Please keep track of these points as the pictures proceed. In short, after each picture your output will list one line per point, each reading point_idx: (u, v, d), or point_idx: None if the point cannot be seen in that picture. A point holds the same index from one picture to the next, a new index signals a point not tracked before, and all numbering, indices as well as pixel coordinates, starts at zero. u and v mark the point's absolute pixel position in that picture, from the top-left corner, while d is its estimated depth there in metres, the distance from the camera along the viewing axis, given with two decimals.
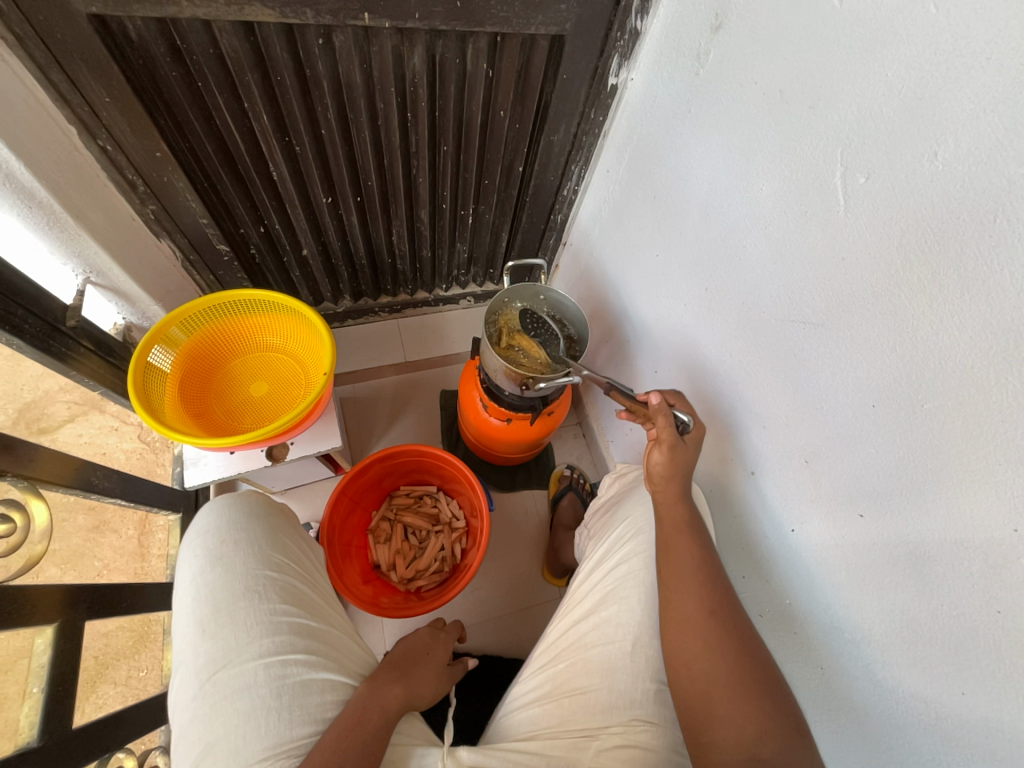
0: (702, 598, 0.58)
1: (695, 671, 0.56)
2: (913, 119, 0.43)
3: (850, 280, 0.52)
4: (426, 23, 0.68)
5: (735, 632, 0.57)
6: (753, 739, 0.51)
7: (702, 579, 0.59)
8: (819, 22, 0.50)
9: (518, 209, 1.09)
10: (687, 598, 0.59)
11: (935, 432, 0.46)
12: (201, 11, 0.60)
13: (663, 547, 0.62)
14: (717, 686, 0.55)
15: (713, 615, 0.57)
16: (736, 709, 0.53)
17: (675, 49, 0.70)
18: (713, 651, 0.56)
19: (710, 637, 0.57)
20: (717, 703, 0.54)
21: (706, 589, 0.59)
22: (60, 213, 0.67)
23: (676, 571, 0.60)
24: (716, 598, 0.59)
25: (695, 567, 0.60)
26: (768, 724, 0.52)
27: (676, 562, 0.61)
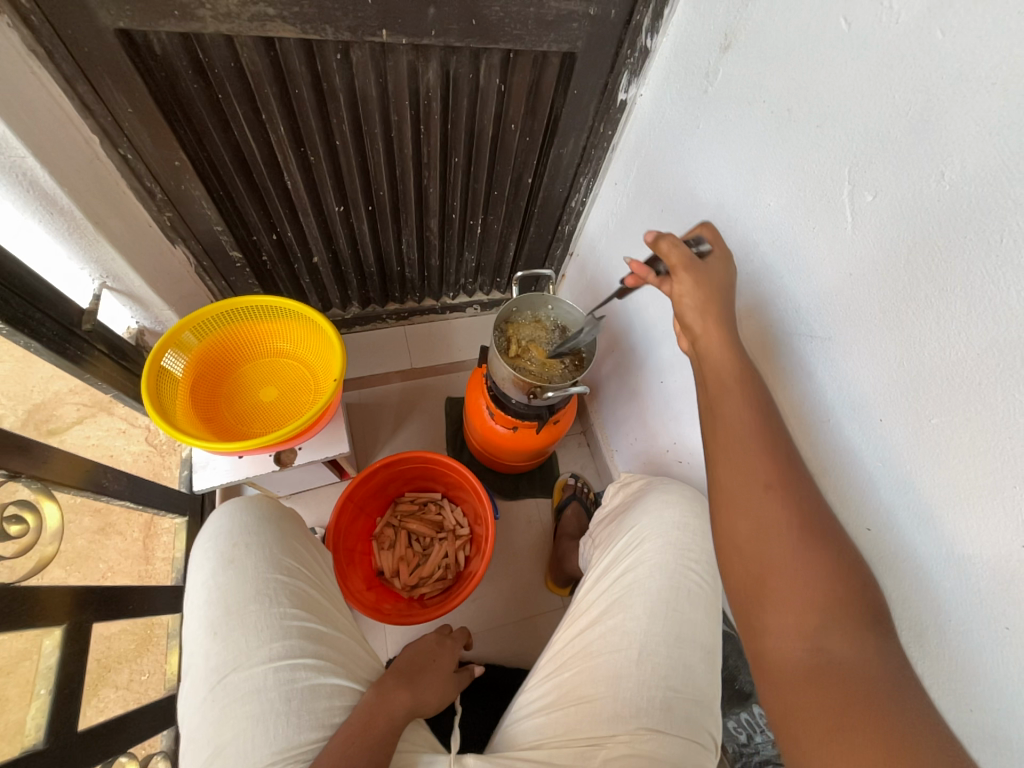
0: (757, 467, 0.55)
1: (750, 556, 0.54)
2: (920, 140, 0.44)
3: (858, 295, 0.53)
4: (442, 40, 0.70)
5: (801, 508, 0.53)
6: (813, 632, 0.49)
7: (757, 453, 0.55)
8: (827, 44, 0.51)
9: (526, 219, 1.10)
10: (738, 474, 0.56)
11: (943, 447, 0.47)
12: (225, 26, 0.62)
13: (712, 418, 0.59)
14: (773, 570, 0.52)
15: (769, 488, 0.54)
16: (797, 591, 0.50)
17: (684, 67, 0.72)
18: (768, 531, 0.53)
19: (764, 514, 0.53)
20: (774, 588, 0.51)
21: (765, 461, 0.55)
22: (80, 220, 0.69)
23: (729, 449, 0.57)
24: (774, 471, 0.54)
25: (750, 440, 0.56)
26: (832, 613, 0.48)
27: (729, 435, 0.57)
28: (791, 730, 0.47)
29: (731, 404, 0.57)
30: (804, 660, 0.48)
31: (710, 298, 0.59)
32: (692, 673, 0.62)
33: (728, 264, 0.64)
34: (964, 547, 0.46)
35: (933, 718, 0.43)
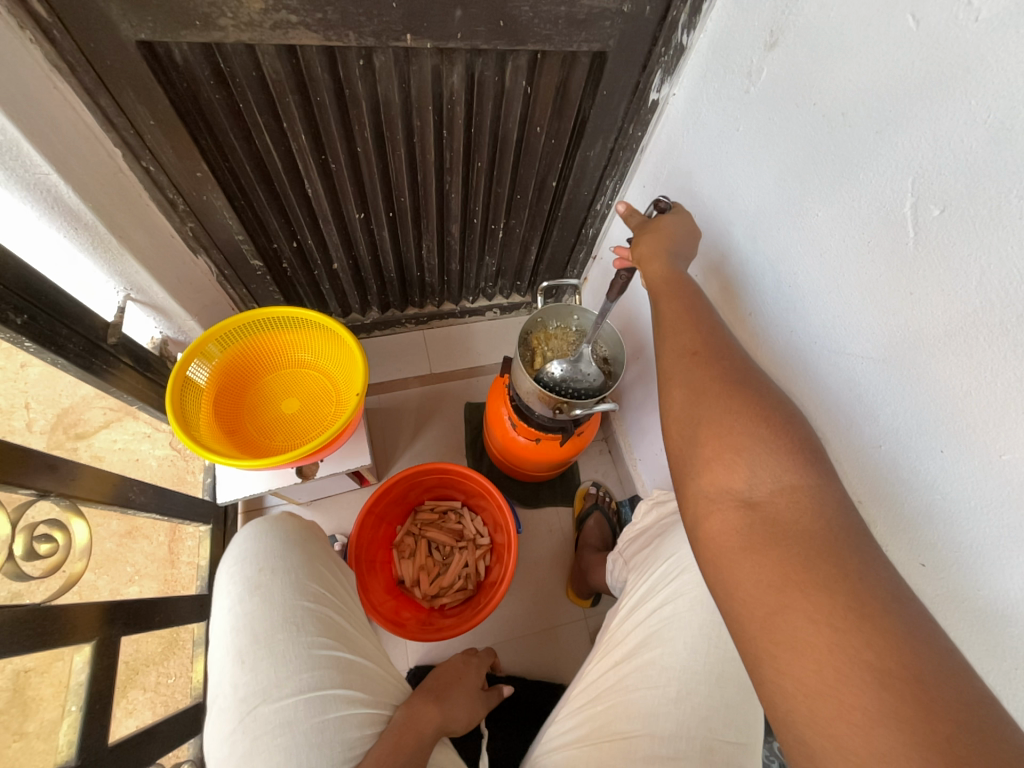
0: (686, 341, 0.59)
1: (682, 421, 0.55)
2: (1000, 151, 0.40)
3: (920, 316, 0.49)
4: (468, 43, 0.67)
5: (729, 369, 0.55)
6: (744, 482, 0.47)
7: (689, 332, 0.60)
8: (891, 42, 0.47)
9: (549, 222, 1.07)
10: (672, 349, 0.60)
11: (1015, 486, 0.43)
12: (247, 34, 0.60)
13: (654, 314, 0.65)
14: (703, 427, 0.52)
15: (696, 355, 0.57)
16: (726, 439, 0.50)
17: (723, 64, 0.68)
18: (696, 391, 0.55)
19: (693, 375, 0.56)
20: (703, 443, 0.51)
21: (695, 335, 0.59)
22: (104, 234, 0.68)
23: (664, 334, 0.62)
24: (701, 341, 0.58)
25: (683, 324, 0.61)
26: (758, 453, 0.47)
27: (665, 322, 0.63)
28: (729, 580, 0.45)
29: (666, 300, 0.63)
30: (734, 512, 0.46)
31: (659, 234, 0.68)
32: (733, 712, 0.60)
33: (686, 215, 0.70)
34: None
35: (875, 558, 0.41)
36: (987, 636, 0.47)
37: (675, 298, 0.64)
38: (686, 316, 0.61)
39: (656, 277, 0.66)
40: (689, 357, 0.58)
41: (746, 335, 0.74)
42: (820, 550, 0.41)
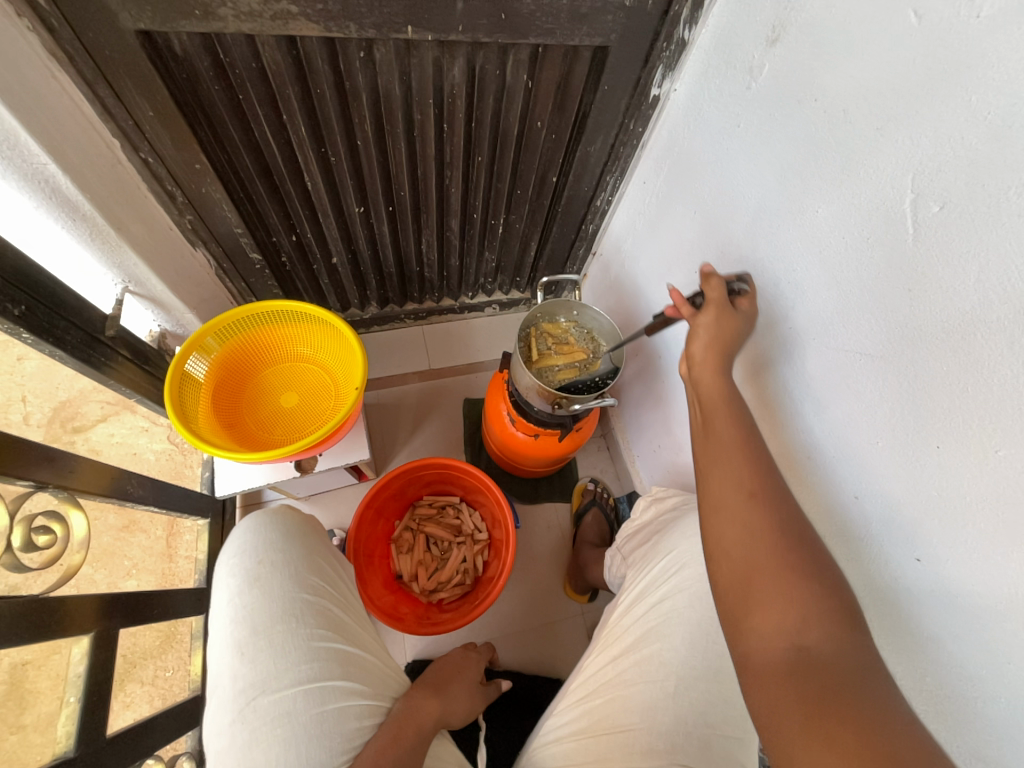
0: (742, 474, 0.57)
1: (735, 555, 0.54)
2: (1000, 149, 0.40)
3: (918, 314, 0.49)
4: (469, 35, 0.67)
5: (783, 514, 0.55)
6: (795, 626, 0.49)
7: (742, 463, 0.58)
8: (892, 39, 0.47)
9: (549, 218, 1.07)
10: (727, 479, 0.58)
11: (1010, 483, 0.43)
12: (247, 25, 0.60)
13: (704, 428, 0.62)
14: (758, 572, 0.53)
15: (754, 496, 0.56)
16: (780, 596, 0.51)
17: (724, 60, 0.68)
18: (752, 536, 0.54)
19: (749, 520, 0.55)
20: (756, 591, 0.52)
21: (750, 470, 0.58)
22: (102, 226, 0.68)
23: (716, 458, 0.59)
24: (757, 478, 0.57)
25: (736, 450, 0.59)
26: (810, 602, 0.50)
27: (717, 444, 0.60)
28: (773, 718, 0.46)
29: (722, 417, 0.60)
30: (787, 658, 0.48)
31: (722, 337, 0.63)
32: (731, 707, 0.61)
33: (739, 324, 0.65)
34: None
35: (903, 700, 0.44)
36: (981, 631, 0.47)
37: (727, 411, 0.61)
38: (738, 435, 0.59)
39: (710, 389, 0.63)
40: (743, 493, 0.57)
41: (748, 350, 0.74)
42: (862, 697, 0.44)
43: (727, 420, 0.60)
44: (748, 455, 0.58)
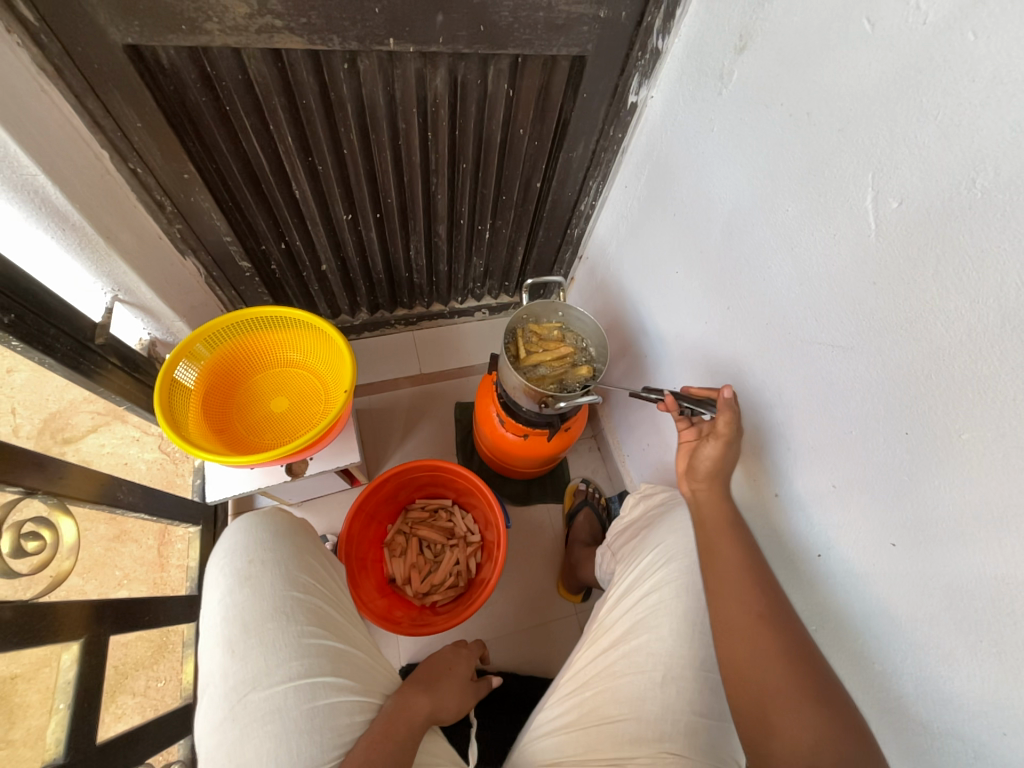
0: (748, 598, 0.59)
1: (746, 677, 0.55)
2: (950, 146, 0.43)
3: (882, 305, 0.51)
4: (450, 47, 0.69)
5: (789, 635, 0.56)
6: (810, 748, 0.49)
7: (745, 584, 0.60)
8: (848, 45, 0.50)
9: (535, 223, 1.09)
10: (732, 603, 0.59)
11: (973, 464, 0.45)
12: (232, 38, 0.62)
13: (706, 547, 0.64)
14: (771, 695, 0.53)
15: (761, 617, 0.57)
16: (794, 719, 0.51)
17: (697, 68, 0.70)
18: (761, 658, 0.55)
19: (757, 640, 0.56)
20: (771, 716, 0.52)
21: (754, 594, 0.59)
22: (92, 235, 0.69)
23: (719, 575, 0.61)
24: (762, 601, 0.58)
25: (737, 570, 0.61)
26: (823, 725, 0.49)
27: (721, 563, 0.62)
28: None
29: (725, 540, 0.63)
30: None
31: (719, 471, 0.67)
32: (717, 697, 0.62)
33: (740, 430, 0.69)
34: (995, 569, 0.44)
35: None
36: (953, 612, 0.48)
37: (726, 534, 0.64)
38: (738, 556, 0.62)
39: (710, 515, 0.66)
40: (751, 615, 0.58)
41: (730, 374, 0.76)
42: None
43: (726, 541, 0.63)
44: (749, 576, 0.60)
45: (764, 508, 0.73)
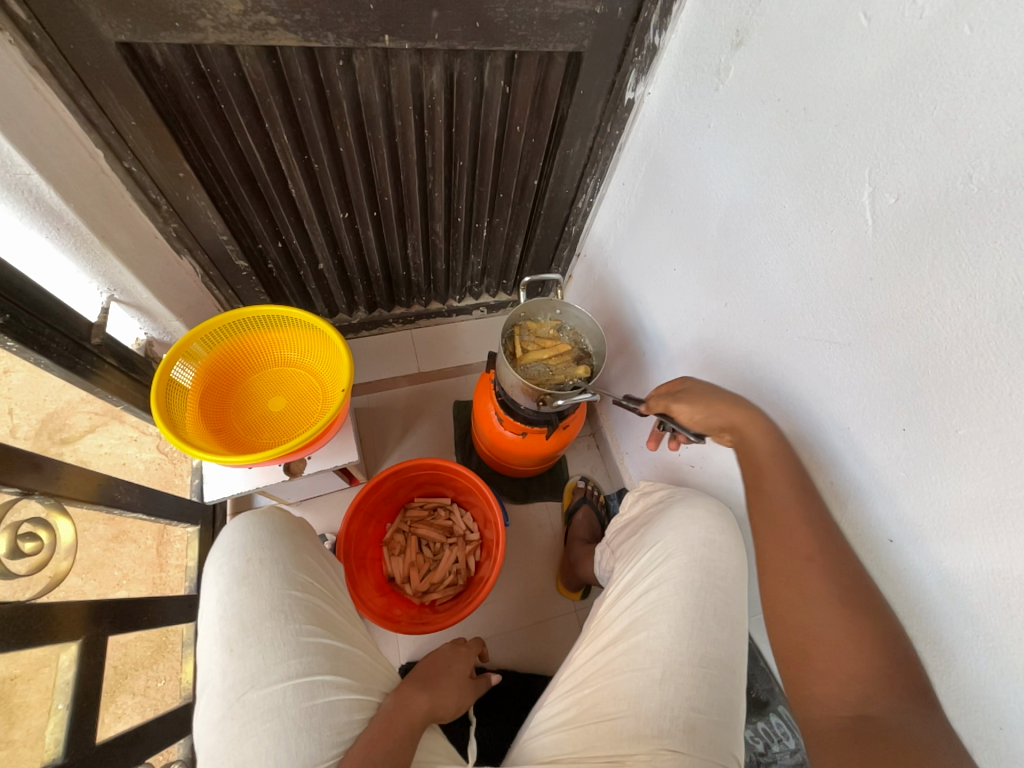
0: (800, 541, 0.57)
1: (793, 617, 0.55)
2: (947, 141, 0.43)
3: (879, 301, 0.51)
4: (445, 43, 0.69)
5: (845, 578, 0.54)
6: (857, 689, 0.49)
7: (800, 528, 0.58)
8: (844, 41, 0.49)
9: (532, 220, 1.09)
10: (781, 547, 0.58)
11: (970, 459, 0.45)
12: (226, 36, 0.61)
13: (754, 487, 0.62)
14: (820, 636, 0.53)
15: (810, 563, 0.56)
16: (840, 662, 0.51)
17: (694, 64, 0.70)
18: (810, 605, 0.55)
19: (804, 583, 0.56)
20: (816, 659, 0.53)
21: (809, 540, 0.57)
22: (87, 234, 0.68)
23: (772, 520, 0.59)
24: (815, 547, 0.56)
25: (789, 513, 0.59)
26: (873, 670, 0.49)
27: (772, 510, 0.60)
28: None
29: (776, 480, 0.60)
30: (846, 720, 0.49)
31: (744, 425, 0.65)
32: (717, 693, 0.62)
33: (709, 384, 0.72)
34: (992, 564, 0.44)
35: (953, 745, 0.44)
36: (951, 607, 0.48)
37: (780, 470, 0.61)
38: (794, 498, 0.59)
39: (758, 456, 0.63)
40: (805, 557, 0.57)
41: (727, 371, 0.76)
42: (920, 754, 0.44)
43: (779, 481, 0.60)
44: (808, 519, 0.58)
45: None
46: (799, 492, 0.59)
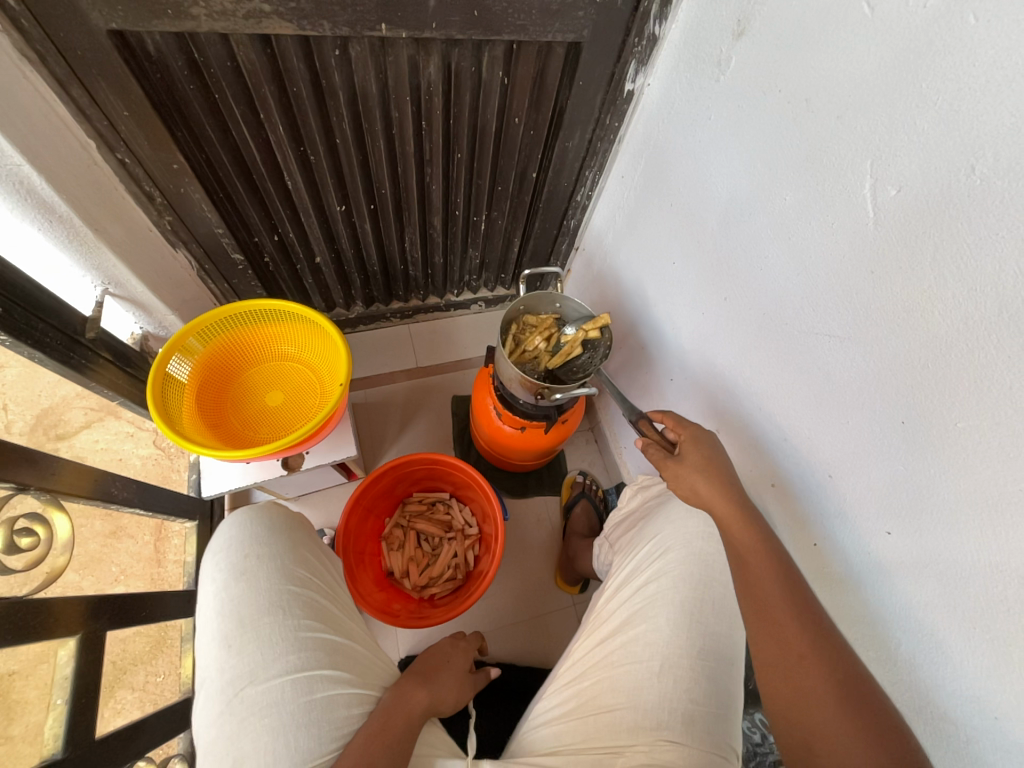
0: (790, 635, 0.56)
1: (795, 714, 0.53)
2: (949, 131, 0.42)
3: (879, 295, 0.51)
4: (443, 32, 0.68)
5: (836, 670, 0.54)
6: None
7: (789, 623, 0.56)
8: (847, 30, 0.49)
9: (531, 214, 1.08)
10: (773, 640, 0.56)
11: (968, 453, 0.45)
12: (220, 24, 0.60)
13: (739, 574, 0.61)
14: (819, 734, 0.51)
15: (804, 659, 0.54)
16: (843, 757, 0.49)
17: (695, 56, 0.69)
18: (808, 699, 0.52)
19: (800, 680, 0.54)
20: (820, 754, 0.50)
21: (800, 634, 0.56)
22: (80, 227, 0.67)
23: (764, 614, 0.58)
24: (808, 642, 0.55)
25: (778, 604, 0.58)
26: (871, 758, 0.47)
27: (763, 603, 0.59)
28: None
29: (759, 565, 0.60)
30: None
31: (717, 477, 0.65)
32: (715, 685, 0.62)
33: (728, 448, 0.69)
34: (990, 557, 0.44)
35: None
36: (948, 600, 0.48)
37: (765, 561, 0.60)
38: (781, 590, 0.58)
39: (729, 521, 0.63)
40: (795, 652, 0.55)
41: (727, 365, 0.76)
42: None
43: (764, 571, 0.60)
44: (799, 615, 0.57)
45: (760, 498, 0.74)
46: (783, 580, 0.59)
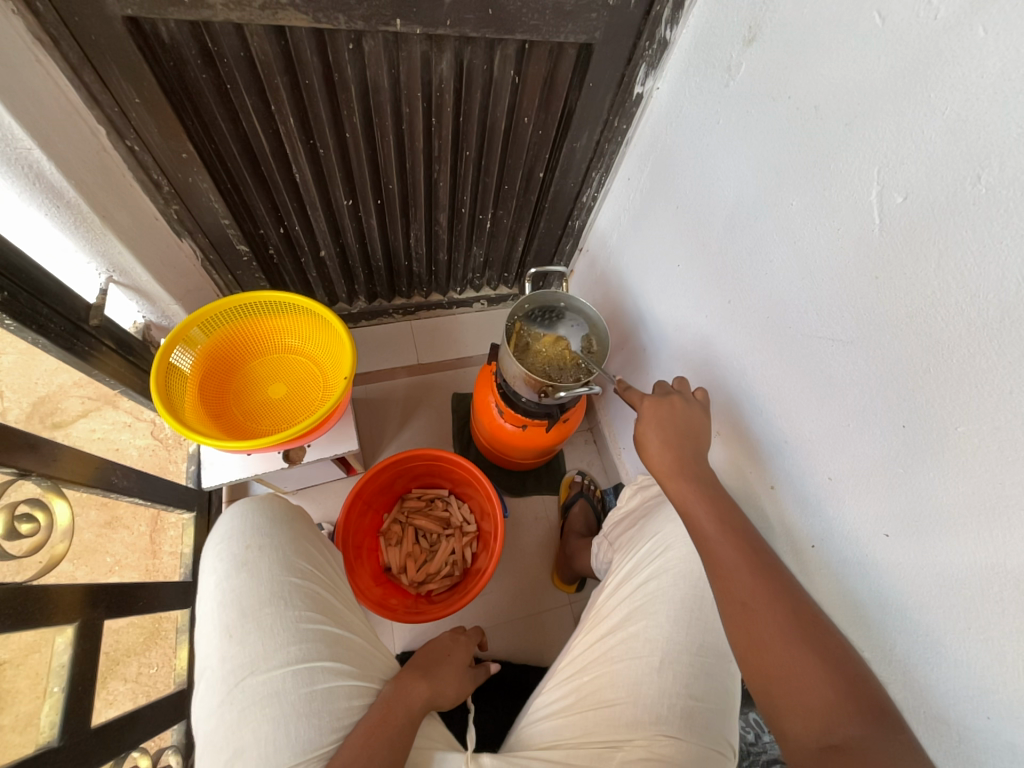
0: (739, 585, 0.57)
1: (756, 660, 0.53)
2: (956, 142, 0.43)
3: (884, 301, 0.51)
4: (457, 30, 0.68)
5: (784, 614, 0.54)
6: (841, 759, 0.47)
7: (736, 571, 0.57)
8: (858, 38, 0.50)
9: (537, 212, 1.08)
10: (722, 588, 0.57)
11: (967, 454, 0.46)
12: (236, 14, 0.60)
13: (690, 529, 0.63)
14: (776, 674, 0.51)
15: (748, 607, 0.55)
16: (802, 700, 0.49)
17: (705, 59, 0.70)
18: (763, 646, 0.53)
19: (752, 630, 0.54)
20: (776, 698, 0.50)
21: (745, 581, 0.57)
22: (87, 213, 0.67)
23: (711, 563, 0.59)
24: (749, 589, 0.56)
25: (725, 554, 0.59)
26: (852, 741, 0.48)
27: (708, 551, 0.60)
28: None
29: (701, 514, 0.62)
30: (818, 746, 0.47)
31: (673, 439, 0.69)
32: (714, 682, 0.62)
33: (692, 404, 0.72)
34: (986, 558, 0.45)
35: None
36: (942, 601, 0.49)
37: (708, 509, 0.63)
38: (729, 541, 0.60)
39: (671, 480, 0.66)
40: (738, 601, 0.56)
41: (729, 366, 0.77)
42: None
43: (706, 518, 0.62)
44: (742, 559, 0.58)
45: (758, 500, 0.75)
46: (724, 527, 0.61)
